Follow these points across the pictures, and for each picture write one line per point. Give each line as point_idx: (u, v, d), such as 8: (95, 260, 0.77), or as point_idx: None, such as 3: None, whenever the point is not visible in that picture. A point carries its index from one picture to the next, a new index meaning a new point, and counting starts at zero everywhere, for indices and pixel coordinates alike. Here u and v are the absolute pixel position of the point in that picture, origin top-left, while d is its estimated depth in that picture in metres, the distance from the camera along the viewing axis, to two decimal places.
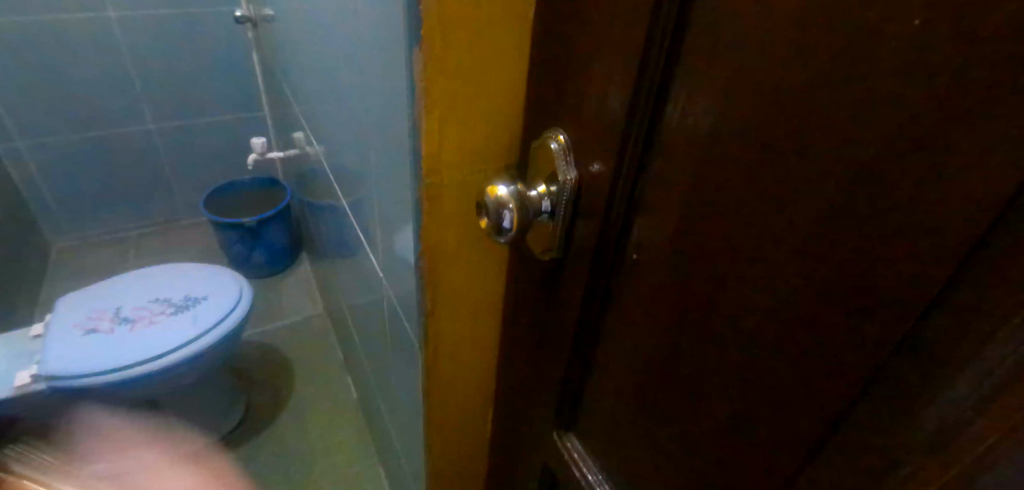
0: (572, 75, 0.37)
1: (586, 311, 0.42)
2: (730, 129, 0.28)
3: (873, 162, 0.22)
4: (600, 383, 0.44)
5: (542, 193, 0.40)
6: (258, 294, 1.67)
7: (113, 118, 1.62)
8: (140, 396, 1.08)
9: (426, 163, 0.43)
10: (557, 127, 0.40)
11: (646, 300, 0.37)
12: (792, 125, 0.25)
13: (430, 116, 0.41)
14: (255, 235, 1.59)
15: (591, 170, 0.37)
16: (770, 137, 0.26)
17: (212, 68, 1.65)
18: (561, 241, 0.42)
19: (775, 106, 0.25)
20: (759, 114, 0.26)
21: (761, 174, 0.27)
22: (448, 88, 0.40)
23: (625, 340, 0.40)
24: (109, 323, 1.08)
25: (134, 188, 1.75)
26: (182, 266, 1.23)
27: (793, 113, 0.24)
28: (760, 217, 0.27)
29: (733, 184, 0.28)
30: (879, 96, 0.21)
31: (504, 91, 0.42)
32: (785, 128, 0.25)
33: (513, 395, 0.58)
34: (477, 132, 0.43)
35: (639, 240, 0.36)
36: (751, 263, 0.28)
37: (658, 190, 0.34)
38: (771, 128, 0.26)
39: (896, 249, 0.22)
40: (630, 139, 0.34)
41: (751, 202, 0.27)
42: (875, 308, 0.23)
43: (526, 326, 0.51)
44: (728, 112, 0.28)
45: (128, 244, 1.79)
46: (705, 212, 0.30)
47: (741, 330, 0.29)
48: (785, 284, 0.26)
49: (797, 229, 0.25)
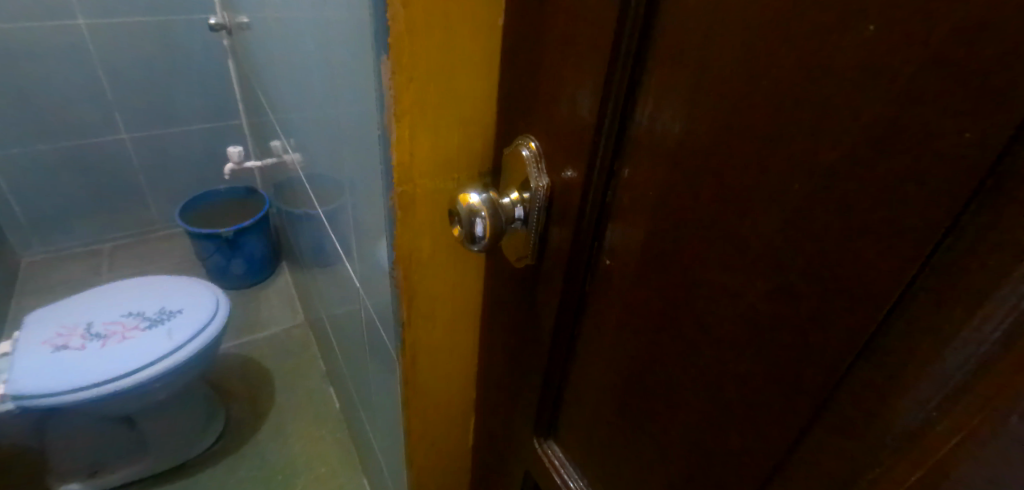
0: (541, 82, 0.37)
1: (562, 317, 0.42)
2: (695, 134, 0.28)
3: (835, 169, 0.22)
4: (578, 390, 0.44)
5: (515, 200, 0.40)
6: (238, 304, 1.65)
7: (85, 128, 1.59)
8: (115, 411, 1.07)
9: (397, 171, 0.42)
10: (528, 134, 0.39)
11: (619, 306, 0.37)
12: (756, 128, 0.24)
13: (400, 124, 0.40)
14: (232, 245, 1.57)
15: (561, 177, 0.37)
16: (734, 141, 0.26)
17: (187, 77, 1.64)
18: (534, 248, 0.41)
19: (737, 112, 0.25)
20: (724, 117, 0.26)
21: (728, 176, 0.26)
22: (418, 96, 0.40)
23: (600, 346, 0.40)
24: (79, 339, 1.05)
25: (107, 199, 1.73)
26: (156, 280, 1.22)
27: (757, 117, 0.24)
28: (726, 221, 0.27)
29: (700, 188, 0.28)
30: (837, 100, 0.21)
31: (475, 97, 0.42)
32: (750, 131, 0.25)
33: (493, 403, 0.58)
34: (449, 139, 0.43)
35: (611, 247, 0.36)
36: (719, 267, 0.28)
37: (628, 195, 0.33)
38: (736, 131, 0.25)
39: (858, 252, 0.22)
40: (599, 143, 0.33)
41: (717, 208, 0.27)
42: (839, 313, 0.23)
43: (504, 333, 0.51)
44: (693, 117, 0.28)
45: (102, 256, 1.76)
46: (674, 215, 0.30)
47: (713, 335, 0.29)
48: (753, 288, 0.26)
49: (763, 233, 0.25)
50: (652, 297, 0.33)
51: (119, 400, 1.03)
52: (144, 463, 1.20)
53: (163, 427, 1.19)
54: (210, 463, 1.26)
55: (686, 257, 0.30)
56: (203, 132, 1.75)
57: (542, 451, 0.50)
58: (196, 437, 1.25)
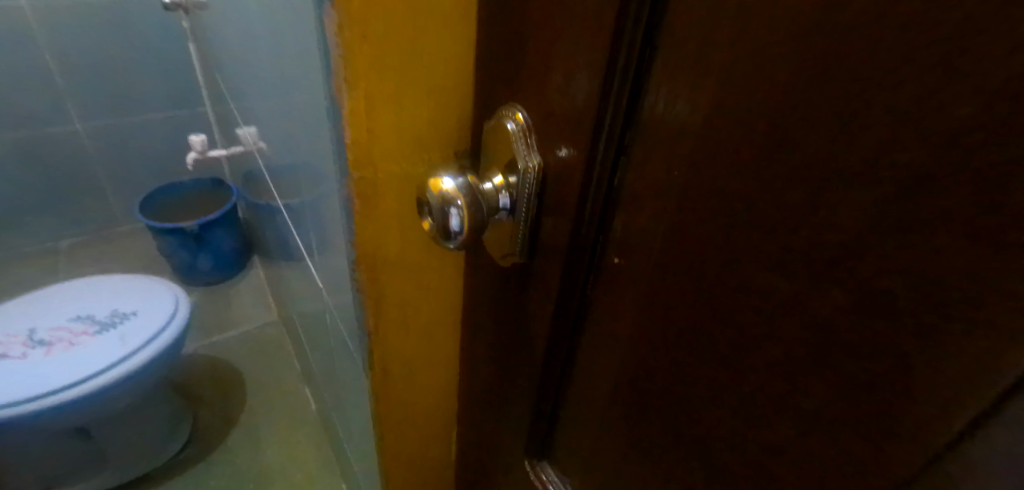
0: (532, 37, 0.29)
1: (558, 323, 0.35)
2: (738, 96, 0.20)
3: (961, 138, 0.15)
4: (579, 408, 0.37)
5: (499, 185, 0.33)
6: (207, 302, 1.55)
7: (33, 118, 1.48)
8: (66, 423, 0.98)
9: (353, 151, 0.35)
10: (513, 104, 0.32)
11: (629, 314, 0.30)
12: (833, 77, 0.17)
13: (354, 93, 0.33)
14: (198, 240, 1.47)
15: (557, 154, 0.30)
16: (794, 97, 0.18)
17: (143, 59, 1.53)
18: (523, 243, 0.34)
19: (804, 61, 0.18)
20: (783, 67, 0.19)
21: (784, 145, 0.19)
22: (375, 57, 0.32)
23: (606, 359, 0.33)
24: (21, 347, 0.96)
25: (62, 193, 1.61)
26: (109, 281, 1.13)
27: (832, 60, 0.17)
28: (784, 208, 0.20)
29: (744, 165, 0.21)
30: (976, 31, 0.14)
31: (445, 62, 0.34)
32: (823, 80, 0.17)
33: (476, 417, 0.51)
34: (418, 113, 0.35)
35: (620, 241, 0.29)
36: (765, 269, 0.21)
37: (641, 177, 0.26)
38: (798, 85, 0.18)
39: (999, 263, 0.14)
40: (607, 110, 0.26)
41: (767, 194, 0.20)
42: (961, 345, 0.16)
43: (489, 339, 0.44)
44: (733, 70, 0.20)
45: (60, 255, 1.64)
46: (705, 202, 0.23)
47: (758, 357, 0.22)
48: (821, 296, 0.19)
49: (833, 223, 0.18)
50: (675, 305, 0.26)
51: (67, 413, 0.94)
52: (105, 475, 1.12)
53: (123, 438, 1.11)
54: (177, 472, 1.19)
55: (720, 251, 0.23)
56: (165, 119, 1.64)
57: (536, 474, 0.44)
58: (160, 446, 1.17)
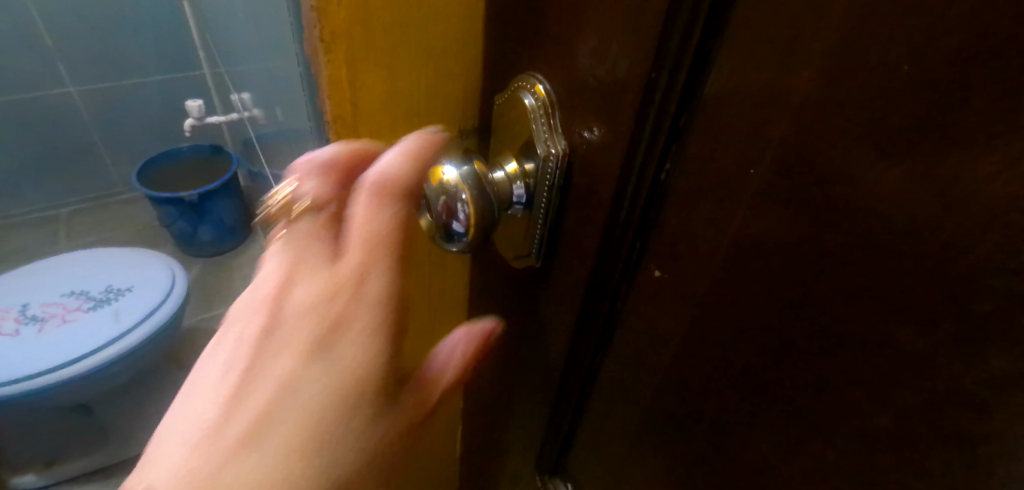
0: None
1: (578, 337, 0.30)
2: (860, 74, 0.15)
3: None
4: (598, 433, 0.32)
5: (512, 174, 0.28)
6: (209, 273, 1.47)
7: (26, 80, 1.42)
8: (65, 402, 0.95)
9: (336, 129, 0.30)
10: (532, 74, 0.27)
11: (669, 335, 0.24)
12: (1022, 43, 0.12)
13: (333, 59, 0.28)
14: (198, 210, 1.39)
15: (588, 137, 0.24)
16: (954, 74, 0.13)
17: (138, 19, 1.45)
18: (539, 244, 0.29)
19: (978, 23, 0.13)
20: (935, 35, 0.13)
21: (936, 139, 0.14)
22: (358, 14, 0.26)
23: (634, 382, 0.27)
24: (13, 323, 0.93)
25: (58, 159, 1.55)
26: (105, 254, 1.09)
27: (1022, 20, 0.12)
28: (916, 232, 0.14)
29: (860, 166, 0.16)
30: None
31: (449, 20, 0.28)
32: (1006, 48, 0.12)
33: (482, 420, 0.46)
34: (415, 83, 0.30)
35: (664, 250, 0.23)
36: (885, 312, 0.16)
37: (698, 172, 0.21)
38: (959, 58, 0.13)
39: None
40: (659, 85, 0.21)
41: (888, 211, 0.15)
42: None
43: (499, 342, 0.39)
44: (854, 38, 0.15)
45: (59, 222, 1.59)
46: (793, 214, 0.18)
47: (858, 422, 0.17)
48: (974, 366, 0.14)
49: (1003, 261, 0.13)
50: (738, 339, 0.21)
51: (65, 393, 0.91)
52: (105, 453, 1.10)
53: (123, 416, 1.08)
54: None
55: (813, 277, 0.17)
56: (162, 83, 1.57)
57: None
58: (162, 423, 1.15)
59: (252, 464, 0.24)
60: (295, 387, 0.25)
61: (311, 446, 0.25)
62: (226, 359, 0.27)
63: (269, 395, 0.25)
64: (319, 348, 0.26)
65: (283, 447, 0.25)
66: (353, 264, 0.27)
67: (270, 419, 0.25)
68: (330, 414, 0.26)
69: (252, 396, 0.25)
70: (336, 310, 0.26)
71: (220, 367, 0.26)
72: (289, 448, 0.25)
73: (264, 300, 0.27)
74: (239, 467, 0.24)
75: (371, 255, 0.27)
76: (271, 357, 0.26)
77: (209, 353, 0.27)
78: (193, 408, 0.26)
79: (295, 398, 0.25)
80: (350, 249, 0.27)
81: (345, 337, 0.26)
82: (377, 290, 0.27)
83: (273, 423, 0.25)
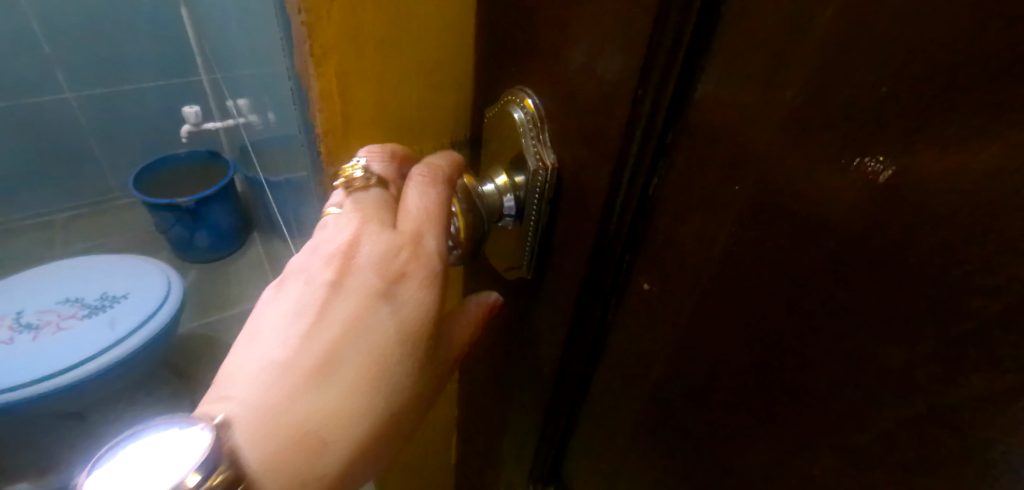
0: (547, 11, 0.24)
1: (570, 348, 0.30)
2: (839, 96, 0.15)
3: None
4: (590, 444, 0.32)
5: (503, 187, 0.29)
6: (206, 279, 1.47)
7: (23, 87, 1.42)
8: (61, 409, 0.95)
9: (327, 142, 0.30)
10: (522, 88, 0.27)
11: (659, 347, 0.24)
12: (998, 69, 0.12)
13: (323, 73, 0.27)
14: (195, 216, 1.39)
15: (578, 151, 0.25)
16: (932, 98, 0.13)
17: (135, 26, 1.45)
18: (530, 255, 0.30)
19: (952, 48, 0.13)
20: (913, 59, 0.14)
21: (918, 161, 0.14)
22: (349, 29, 0.26)
23: (625, 393, 0.27)
24: (8, 331, 0.93)
25: (54, 165, 1.55)
26: (101, 261, 1.08)
27: (998, 46, 0.12)
28: (898, 250, 0.15)
29: (842, 183, 0.16)
30: None
31: (439, 32, 0.29)
32: (981, 73, 0.12)
33: (477, 428, 0.46)
34: (407, 96, 0.30)
35: (653, 263, 0.24)
36: (868, 330, 0.16)
37: (685, 188, 0.21)
38: (935, 81, 0.13)
39: None
40: (646, 102, 0.21)
41: (869, 231, 0.15)
42: None
43: (493, 350, 0.39)
44: (832, 60, 0.15)
45: (54, 229, 1.58)
46: (778, 231, 0.18)
47: (844, 437, 0.17)
48: (958, 382, 0.14)
49: (985, 282, 0.13)
50: (726, 353, 0.21)
51: (59, 401, 0.91)
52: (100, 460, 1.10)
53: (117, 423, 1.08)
54: None
55: (799, 293, 0.18)
56: (159, 89, 1.57)
57: None
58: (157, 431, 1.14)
59: (319, 400, 0.25)
60: (359, 331, 0.26)
61: (374, 383, 0.26)
62: (285, 307, 0.27)
63: (333, 336, 0.26)
64: (381, 297, 0.26)
65: (348, 383, 0.25)
66: (413, 225, 0.27)
67: (335, 359, 0.25)
68: (394, 352, 0.26)
69: (316, 337, 0.25)
70: (397, 266, 0.27)
71: (280, 314, 0.26)
72: (352, 387, 0.25)
73: (325, 252, 0.27)
74: (305, 402, 0.25)
75: (430, 221, 0.27)
76: (336, 301, 0.26)
77: (271, 298, 0.28)
78: (256, 346, 0.26)
79: (358, 341, 0.26)
80: (412, 212, 0.27)
81: (405, 289, 0.27)
82: (435, 251, 0.27)
83: (337, 361, 0.25)
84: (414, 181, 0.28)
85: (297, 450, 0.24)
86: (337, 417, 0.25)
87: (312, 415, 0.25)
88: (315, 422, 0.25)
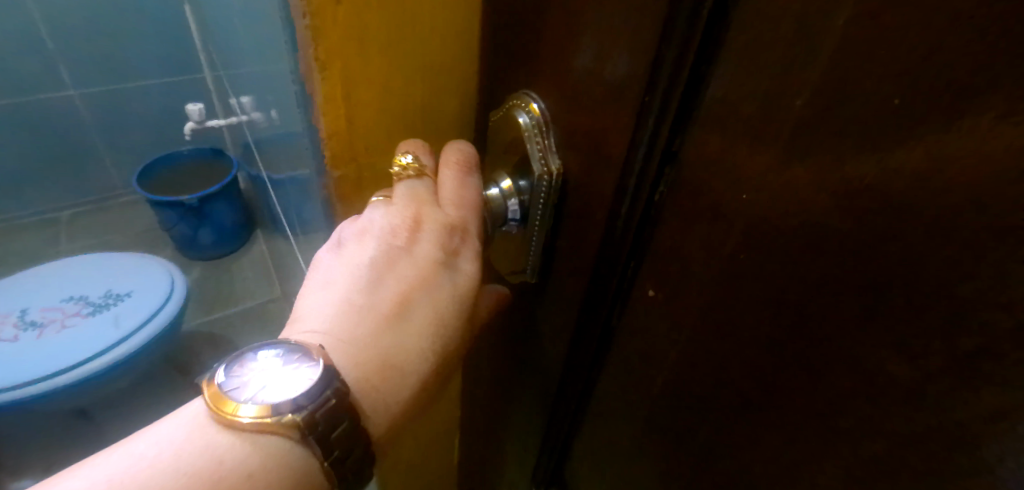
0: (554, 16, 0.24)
1: (574, 351, 0.30)
2: (847, 107, 0.15)
3: None
4: (593, 448, 0.32)
5: (507, 191, 0.29)
6: (209, 277, 1.47)
7: (28, 83, 1.42)
8: (66, 406, 0.95)
9: (330, 147, 0.30)
10: (526, 92, 0.27)
11: (663, 353, 0.24)
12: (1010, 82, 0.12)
13: (328, 77, 0.27)
14: (198, 214, 1.39)
15: (584, 157, 0.25)
16: (941, 110, 0.13)
17: (140, 23, 1.45)
18: (535, 260, 0.30)
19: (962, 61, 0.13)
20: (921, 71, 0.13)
21: (927, 175, 0.14)
22: (354, 31, 0.26)
23: (630, 399, 0.27)
24: (12, 329, 0.93)
25: (58, 162, 1.56)
26: (105, 258, 1.09)
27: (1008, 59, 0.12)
28: (905, 263, 0.15)
29: (850, 196, 0.16)
30: None
31: (443, 35, 0.29)
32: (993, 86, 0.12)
33: (480, 430, 0.46)
34: (411, 98, 0.30)
35: (658, 269, 0.24)
36: (875, 341, 0.16)
37: (692, 195, 0.21)
38: (945, 94, 0.13)
39: None
40: (652, 108, 0.21)
41: (877, 243, 0.15)
42: None
43: (497, 352, 0.39)
44: (840, 71, 0.15)
45: (59, 226, 1.58)
46: (785, 240, 0.18)
47: (852, 450, 0.17)
48: (968, 398, 0.14)
49: (993, 298, 0.13)
50: (729, 361, 0.21)
51: (63, 399, 0.91)
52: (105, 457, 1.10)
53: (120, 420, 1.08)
54: None
55: (805, 304, 0.17)
56: (163, 86, 1.57)
57: None
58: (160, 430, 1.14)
59: (402, 338, 0.27)
60: (427, 286, 0.28)
61: (440, 331, 0.28)
62: (354, 261, 0.28)
63: (405, 288, 0.28)
64: (442, 261, 0.29)
65: (423, 325, 0.28)
66: (463, 207, 0.29)
67: (408, 305, 0.28)
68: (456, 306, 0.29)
69: (389, 287, 0.28)
70: (452, 240, 0.29)
71: (350, 268, 0.28)
72: (427, 329, 0.28)
73: (388, 220, 0.29)
74: (392, 339, 0.27)
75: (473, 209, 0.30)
76: (405, 261, 0.28)
77: (333, 256, 0.29)
78: (329, 296, 0.27)
79: (428, 294, 0.28)
80: (462, 198, 0.29)
81: (462, 256, 0.29)
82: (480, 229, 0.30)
83: (411, 308, 0.28)
84: (450, 169, 0.30)
85: (382, 380, 0.26)
86: (415, 354, 0.27)
87: (396, 350, 0.27)
88: (397, 357, 0.27)
